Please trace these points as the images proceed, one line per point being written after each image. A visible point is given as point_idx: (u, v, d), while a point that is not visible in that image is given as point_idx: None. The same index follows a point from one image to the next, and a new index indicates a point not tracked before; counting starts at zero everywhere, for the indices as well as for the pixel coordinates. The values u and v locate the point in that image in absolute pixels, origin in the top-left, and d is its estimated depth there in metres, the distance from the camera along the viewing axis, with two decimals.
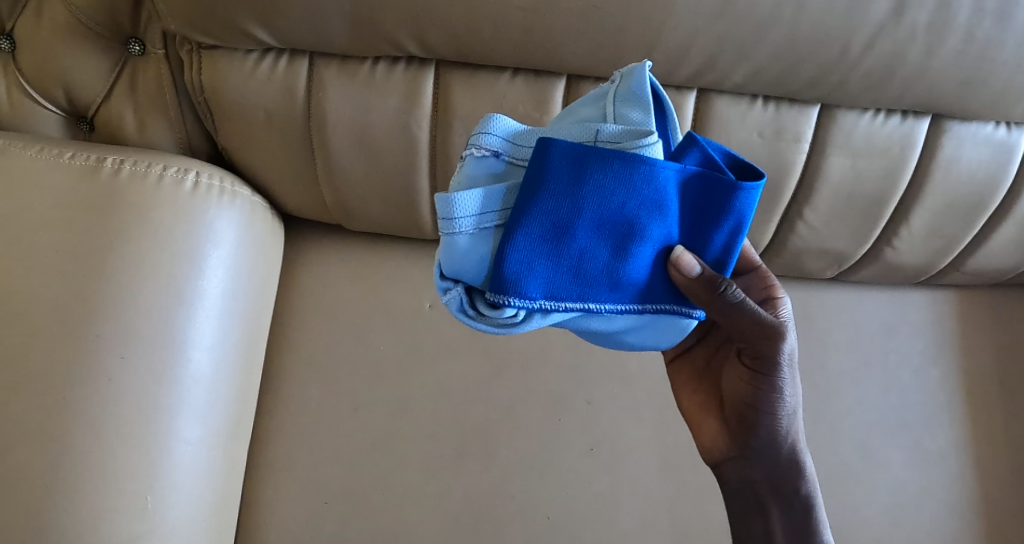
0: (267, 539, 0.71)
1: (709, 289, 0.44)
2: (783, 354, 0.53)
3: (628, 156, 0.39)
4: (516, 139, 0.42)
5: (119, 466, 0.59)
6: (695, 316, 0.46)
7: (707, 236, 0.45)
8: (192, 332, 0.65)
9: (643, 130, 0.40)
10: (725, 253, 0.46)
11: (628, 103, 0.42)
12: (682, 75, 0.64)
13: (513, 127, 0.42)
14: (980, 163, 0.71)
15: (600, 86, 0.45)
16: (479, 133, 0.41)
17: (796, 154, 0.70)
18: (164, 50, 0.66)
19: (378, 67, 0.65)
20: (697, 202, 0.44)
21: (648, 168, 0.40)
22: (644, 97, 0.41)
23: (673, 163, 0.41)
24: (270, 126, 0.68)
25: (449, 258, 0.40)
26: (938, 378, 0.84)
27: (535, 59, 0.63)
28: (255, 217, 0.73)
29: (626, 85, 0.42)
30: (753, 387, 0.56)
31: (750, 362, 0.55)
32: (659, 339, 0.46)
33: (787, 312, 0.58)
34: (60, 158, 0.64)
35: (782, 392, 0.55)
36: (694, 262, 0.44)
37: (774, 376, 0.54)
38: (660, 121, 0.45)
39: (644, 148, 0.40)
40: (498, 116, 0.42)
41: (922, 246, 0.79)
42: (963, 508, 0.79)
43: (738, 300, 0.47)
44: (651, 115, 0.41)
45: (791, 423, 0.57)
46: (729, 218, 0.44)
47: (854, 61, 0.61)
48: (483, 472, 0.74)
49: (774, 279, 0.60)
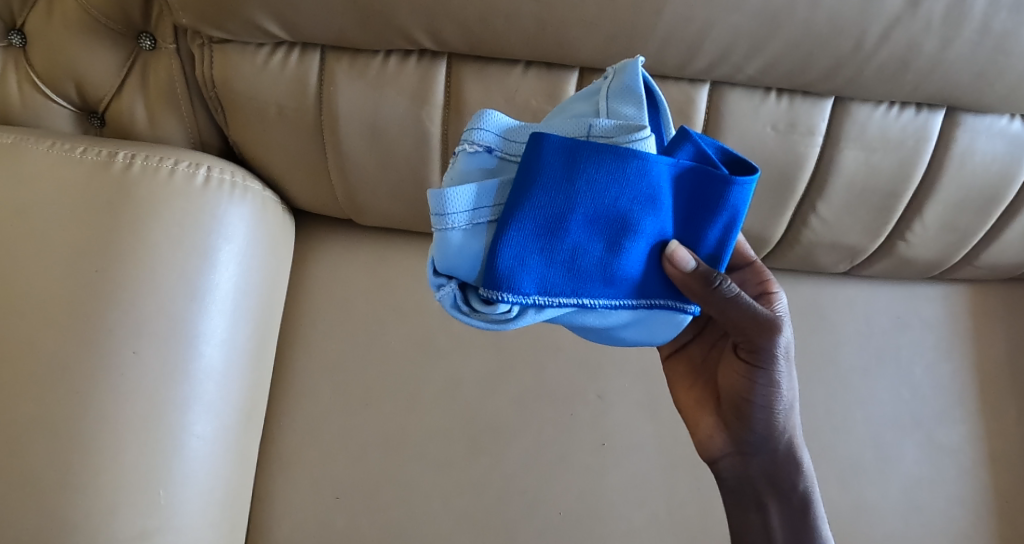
0: (278, 533, 0.71)
1: (704, 283, 0.44)
2: (779, 348, 0.53)
3: (621, 151, 0.39)
4: (508, 135, 0.42)
5: (132, 462, 0.59)
6: (690, 311, 0.46)
7: (700, 230, 0.45)
8: (204, 327, 0.65)
9: (636, 124, 0.40)
10: (719, 248, 0.46)
11: (620, 98, 0.42)
12: (696, 67, 0.63)
13: (505, 123, 0.42)
14: (996, 156, 0.70)
15: (592, 83, 0.45)
16: (471, 129, 0.41)
17: (809, 148, 0.69)
18: (175, 45, 0.66)
19: (390, 61, 0.65)
20: (691, 197, 0.43)
21: (641, 163, 0.40)
22: (636, 90, 0.42)
23: (666, 158, 0.41)
24: (282, 120, 0.68)
25: (442, 254, 0.40)
26: (951, 373, 0.84)
27: (547, 51, 0.63)
28: (266, 212, 0.73)
29: (618, 80, 0.43)
30: (750, 381, 0.55)
31: (746, 356, 0.55)
32: (653, 335, 0.46)
33: (783, 306, 0.58)
34: (72, 153, 0.64)
35: (779, 386, 0.54)
36: (689, 257, 0.44)
37: (770, 370, 0.53)
38: (653, 118, 0.45)
39: (636, 143, 0.40)
40: (491, 112, 0.42)
41: (935, 240, 0.78)
42: (976, 504, 0.78)
43: (732, 294, 0.47)
44: (643, 110, 0.42)
45: (788, 416, 0.57)
46: (724, 212, 0.44)
47: (868, 53, 0.61)
48: (495, 467, 0.74)
49: (768, 274, 0.60)
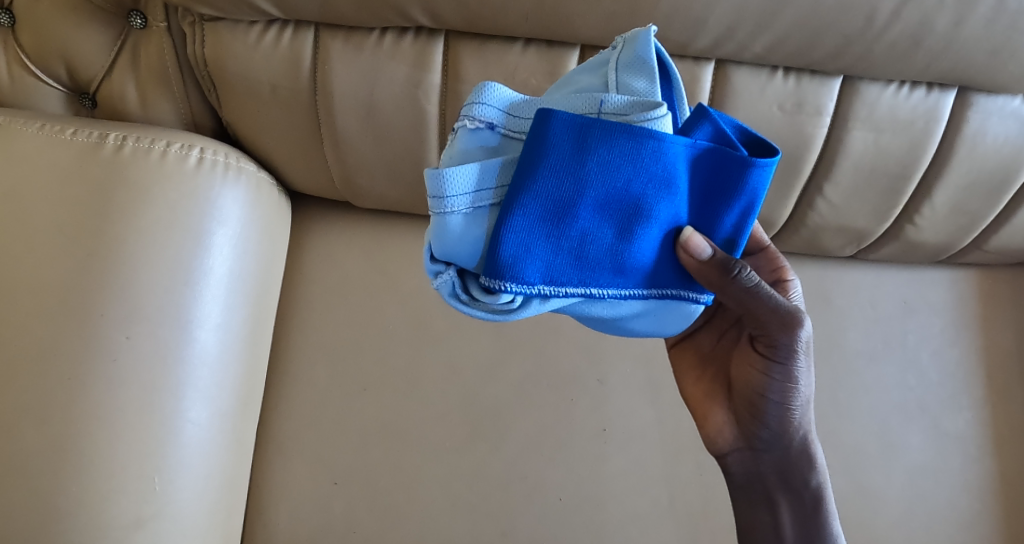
0: (276, 519, 0.70)
1: (721, 272, 0.42)
2: (800, 343, 0.51)
3: (636, 130, 0.37)
4: (511, 110, 0.40)
5: (125, 447, 0.59)
6: (701, 301, 0.45)
7: (716, 216, 0.43)
8: (198, 311, 0.64)
9: (651, 101, 0.38)
10: (736, 233, 0.45)
11: (631, 71, 0.40)
12: (700, 45, 0.61)
13: (508, 98, 0.40)
14: (1008, 137, 0.68)
15: (599, 54, 0.43)
16: (471, 103, 0.39)
17: (817, 128, 0.68)
18: (165, 23, 0.64)
19: (386, 38, 0.63)
20: (708, 180, 0.42)
21: (656, 144, 0.38)
22: (648, 62, 0.40)
23: (683, 138, 0.39)
24: (276, 101, 0.66)
25: (440, 240, 0.39)
26: (957, 359, 0.82)
27: (547, 28, 0.61)
28: (260, 194, 0.71)
29: (628, 51, 0.41)
30: (765, 376, 0.54)
31: (763, 350, 0.53)
32: (664, 327, 0.45)
33: (798, 294, 0.59)
34: (62, 135, 0.63)
35: (796, 382, 0.53)
36: (705, 244, 0.42)
37: (789, 365, 0.52)
38: (666, 92, 0.43)
39: (652, 121, 0.38)
40: (492, 84, 0.40)
41: (944, 224, 0.77)
42: (981, 491, 0.77)
43: (752, 284, 0.46)
44: (656, 84, 0.40)
45: (804, 413, 0.56)
46: (742, 197, 0.42)
47: (879, 30, 0.59)
48: (494, 453, 0.74)
49: (782, 260, 0.60)
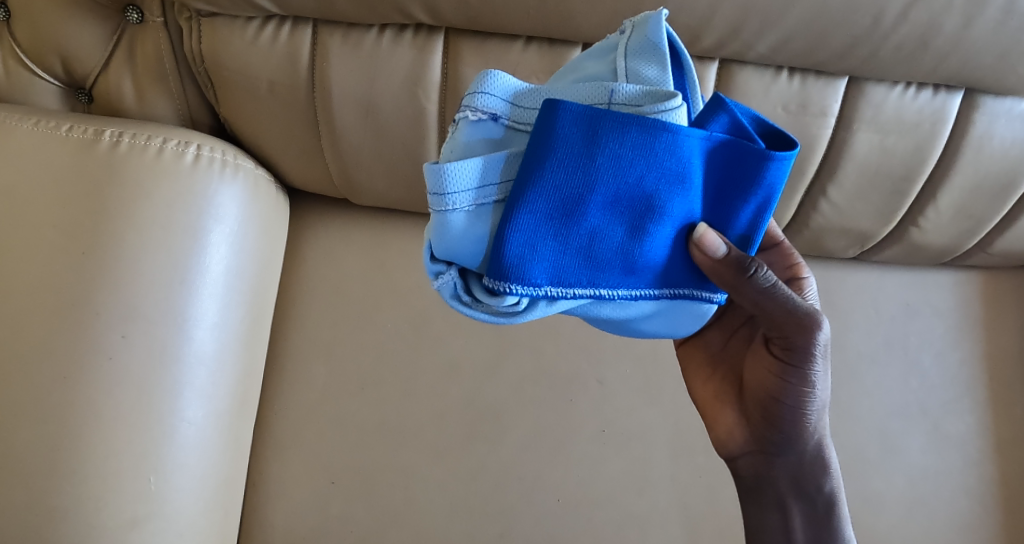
0: (272, 518, 0.70)
1: (737, 270, 0.42)
2: (818, 346, 0.50)
3: (649, 122, 0.36)
4: (517, 100, 0.39)
5: (119, 447, 0.58)
6: (715, 300, 0.45)
7: (731, 212, 0.43)
8: (195, 310, 0.64)
9: (666, 93, 0.38)
10: (750, 229, 0.44)
11: (641, 58, 0.40)
12: (704, 44, 0.60)
13: (513, 87, 0.39)
14: (1014, 140, 0.68)
15: (606, 38, 0.42)
16: (474, 93, 0.38)
17: (821, 129, 0.67)
18: (162, 18, 0.63)
19: (385, 36, 0.62)
20: (722, 175, 0.41)
21: (670, 136, 0.37)
22: (659, 48, 0.39)
23: (698, 131, 0.38)
24: (273, 97, 0.65)
25: (441, 238, 0.38)
26: (959, 362, 0.82)
27: (549, 26, 0.60)
28: (258, 191, 0.71)
29: (638, 35, 0.40)
30: (781, 381, 0.53)
31: (778, 353, 0.53)
32: (676, 326, 0.45)
33: (811, 292, 0.59)
34: (57, 131, 0.62)
35: (812, 386, 0.52)
36: (719, 241, 0.42)
37: (805, 368, 0.51)
38: (678, 80, 0.43)
39: (666, 113, 0.37)
40: (496, 73, 0.38)
41: (949, 226, 0.76)
42: (982, 495, 0.77)
43: (767, 284, 0.46)
44: (667, 72, 0.39)
45: (819, 418, 0.55)
46: (757, 191, 0.42)
47: (886, 31, 0.58)
48: (492, 453, 0.73)
49: (797, 256, 0.60)
